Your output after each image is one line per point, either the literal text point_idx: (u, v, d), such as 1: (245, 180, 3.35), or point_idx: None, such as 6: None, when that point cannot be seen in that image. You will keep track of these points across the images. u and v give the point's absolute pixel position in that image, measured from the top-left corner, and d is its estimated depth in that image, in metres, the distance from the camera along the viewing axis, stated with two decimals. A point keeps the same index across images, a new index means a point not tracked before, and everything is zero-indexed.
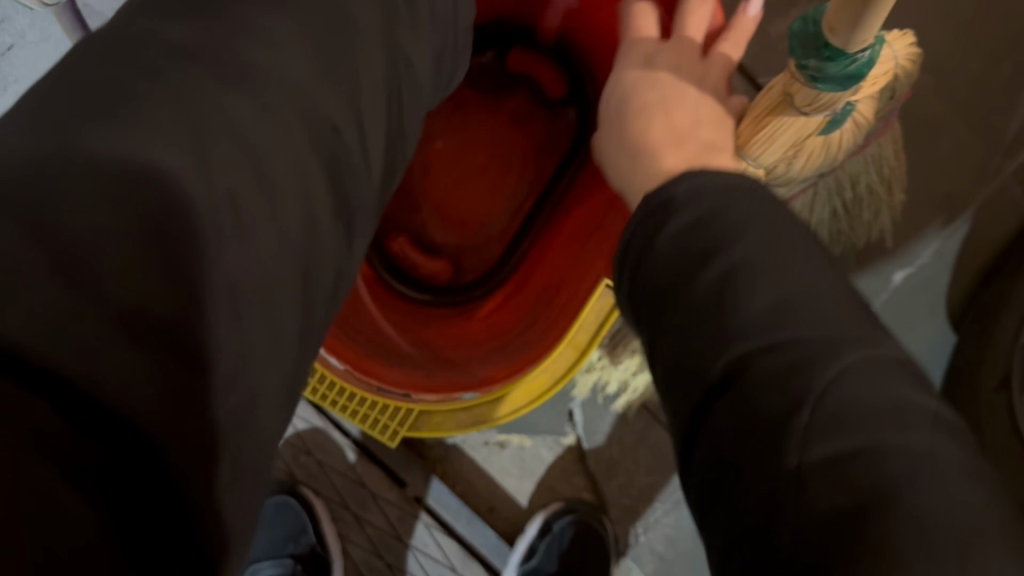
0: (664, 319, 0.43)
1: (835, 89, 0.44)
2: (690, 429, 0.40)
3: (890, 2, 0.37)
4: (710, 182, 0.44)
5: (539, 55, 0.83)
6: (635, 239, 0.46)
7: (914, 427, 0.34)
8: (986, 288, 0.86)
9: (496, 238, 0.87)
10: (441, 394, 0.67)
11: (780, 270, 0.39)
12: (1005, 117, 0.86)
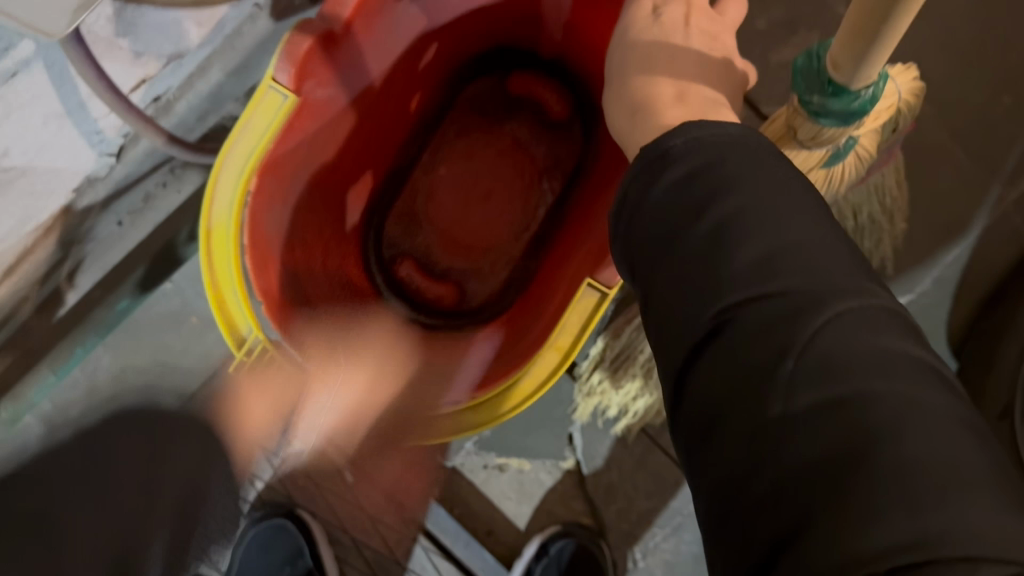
0: (656, 278, 0.39)
1: (838, 123, 0.44)
2: (673, 395, 0.38)
3: (895, 40, 0.37)
4: (710, 129, 0.39)
5: (540, 77, 0.82)
6: (630, 192, 0.41)
7: (902, 376, 0.31)
8: (989, 315, 0.85)
9: (503, 260, 0.83)
10: None
11: (772, 219, 0.35)
12: (1005, 147, 0.87)
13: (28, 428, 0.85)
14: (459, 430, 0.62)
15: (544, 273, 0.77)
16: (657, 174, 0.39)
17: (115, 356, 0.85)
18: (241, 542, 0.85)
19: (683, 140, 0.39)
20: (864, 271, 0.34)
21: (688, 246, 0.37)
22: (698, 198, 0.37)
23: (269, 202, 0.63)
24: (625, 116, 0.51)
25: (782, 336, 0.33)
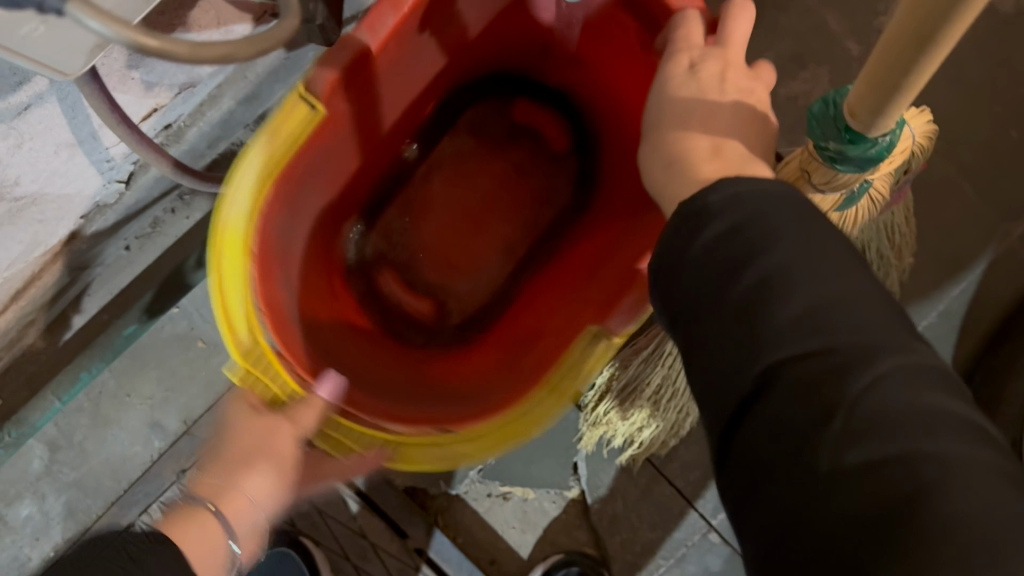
0: (698, 331, 0.41)
1: (855, 170, 0.44)
2: (722, 439, 0.39)
3: (915, 91, 0.37)
4: (748, 188, 0.42)
5: (544, 106, 0.82)
6: (671, 249, 0.43)
7: (947, 434, 0.33)
8: (994, 350, 0.85)
9: (487, 283, 0.81)
10: (414, 426, 0.59)
11: (815, 281, 0.38)
12: (1012, 181, 0.88)
13: (30, 451, 0.84)
14: (447, 460, 0.58)
15: (540, 300, 0.77)
16: (695, 233, 0.42)
17: (120, 381, 0.86)
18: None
19: (718, 199, 0.42)
20: (905, 331, 0.37)
21: (732, 304, 0.40)
22: (740, 255, 0.40)
23: (271, 207, 0.60)
24: (660, 171, 0.51)
25: (832, 392, 0.35)
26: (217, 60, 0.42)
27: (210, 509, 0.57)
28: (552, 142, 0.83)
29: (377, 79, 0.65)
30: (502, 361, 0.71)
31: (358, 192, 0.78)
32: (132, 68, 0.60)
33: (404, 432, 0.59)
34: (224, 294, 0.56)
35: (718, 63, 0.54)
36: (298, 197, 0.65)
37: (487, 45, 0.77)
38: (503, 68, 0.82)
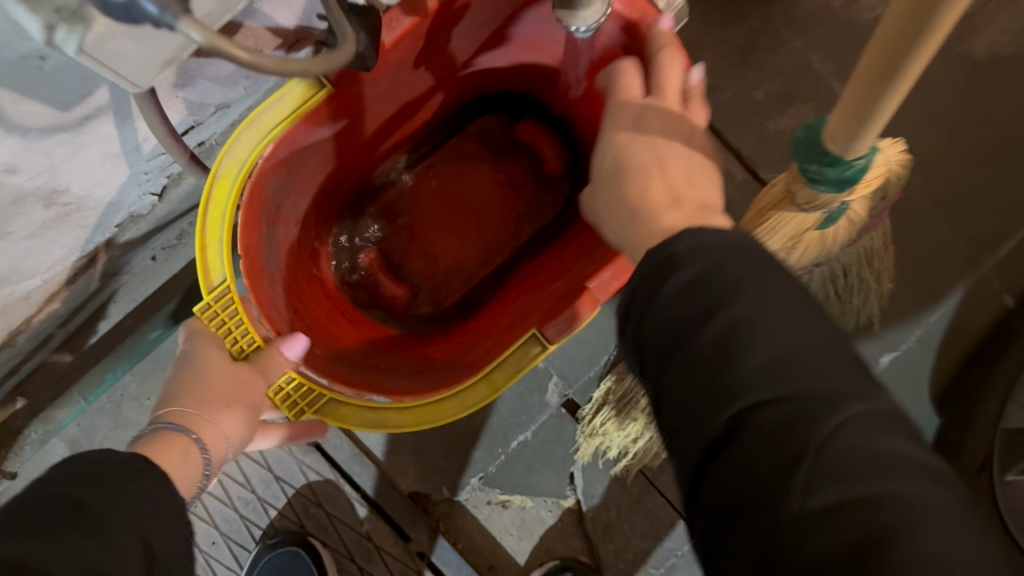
0: (667, 374, 0.43)
1: (834, 189, 0.49)
2: (694, 485, 0.40)
3: (885, 119, 0.43)
4: (712, 238, 0.44)
5: (542, 128, 0.87)
6: (640, 294, 0.45)
7: (910, 478, 0.34)
8: (967, 373, 0.91)
9: (461, 279, 0.88)
10: (355, 390, 0.64)
11: (778, 328, 0.39)
12: (984, 215, 0.94)
13: (52, 450, 0.88)
14: (381, 425, 0.64)
15: (502, 307, 0.81)
16: (659, 284, 0.44)
17: (141, 385, 0.90)
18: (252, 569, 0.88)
19: (684, 247, 0.44)
20: (866, 378, 0.38)
21: (698, 350, 0.41)
22: (702, 303, 0.41)
23: (276, 175, 0.65)
24: (624, 219, 0.56)
25: (800, 434, 0.36)
26: (294, 75, 0.39)
27: (192, 439, 0.57)
28: (546, 164, 0.88)
29: (381, 96, 0.71)
30: (460, 346, 0.77)
31: (346, 189, 0.84)
32: (178, 87, 0.65)
33: (349, 394, 0.64)
34: (205, 242, 0.59)
35: (655, 113, 0.60)
36: (302, 181, 0.71)
37: (491, 71, 0.82)
38: (507, 88, 0.87)
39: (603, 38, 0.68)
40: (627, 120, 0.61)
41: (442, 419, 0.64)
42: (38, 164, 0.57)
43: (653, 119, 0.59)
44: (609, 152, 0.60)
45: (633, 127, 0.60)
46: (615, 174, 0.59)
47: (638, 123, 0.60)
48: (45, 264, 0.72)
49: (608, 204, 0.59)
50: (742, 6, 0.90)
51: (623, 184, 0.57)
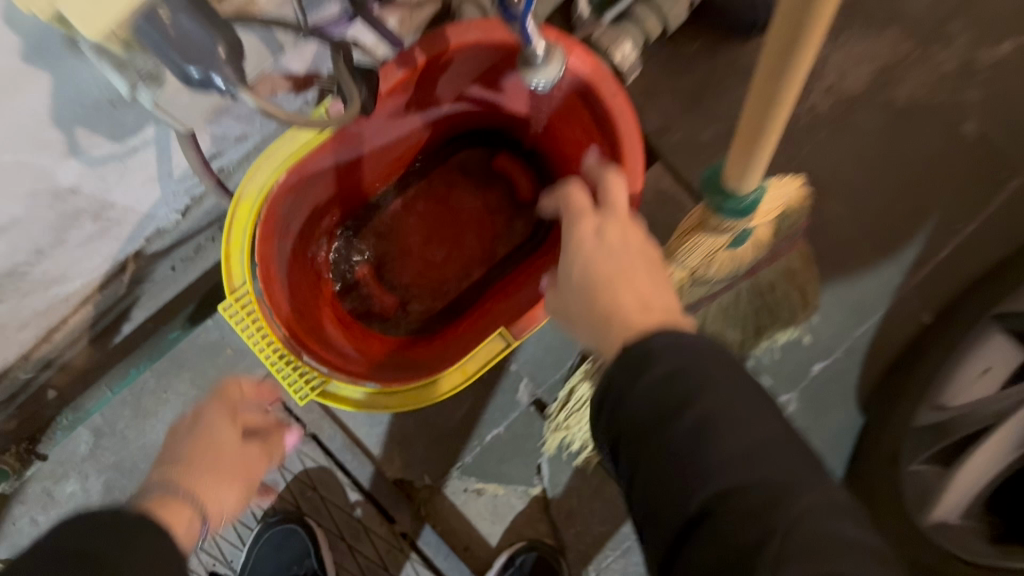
0: (643, 452, 0.55)
1: (734, 217, 0.63)
2: (674, 550, 0.53)
3: (768, 150, 0.55)
4: (675, 341, 0.57)
5: (518, 160, 1.00)
6: (614, 384, 0.58)
7: (853, 555, 0.47)
8: (888, 380, 1.03)
9: (444, 290, 1.00)
10: (352, 375, 0.75)
11: (738, 428, 0.53)
12: (905, 243, 1.06)
13: (78, 437, 1.01)
14: (374, 406, 0.75)
15: (478, 314, 0.93)
16: (637, 373, 0.56)
17: (158, 379, 1.03)
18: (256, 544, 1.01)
19: (659, 345, 0.56)
20: (811, 472, 0.52)
21: (673, 440, 0.54)
22: (675, 397, 0.54)
23: (288, 198, 0.78)
24: (602, 322, 0.63)
25: (769, 521, 0.49)
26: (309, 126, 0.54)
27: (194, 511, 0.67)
28: (520, 192, 1.01)
29: (377, 133, 0.83)
30: (441, 346, 0.88)
31: (344, 211, 0.96)
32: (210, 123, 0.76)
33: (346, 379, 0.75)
34: (230, 252, 0.73)
35: (611, 223, 0.69)
36: (308, 201, 0.84)
37: (473, 112, 0.94)
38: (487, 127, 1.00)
39: (563, 91, 0.81)
40: (585, 231, 0.69)
41: (424, 402, 0.76)
42: (95, 186, 0.68)
43: (610, 229, 0.69)
44: (575, 262, 0.68)
45: (590, 237, 0.68)
46: (584, 279, 0.66)
47: (596, 231, 0.69)
48: (85, 272, 0.84)
49: (583, 310, 0.66)
50: (693, 58, 1.04)
51: (592, 286, 0.65)
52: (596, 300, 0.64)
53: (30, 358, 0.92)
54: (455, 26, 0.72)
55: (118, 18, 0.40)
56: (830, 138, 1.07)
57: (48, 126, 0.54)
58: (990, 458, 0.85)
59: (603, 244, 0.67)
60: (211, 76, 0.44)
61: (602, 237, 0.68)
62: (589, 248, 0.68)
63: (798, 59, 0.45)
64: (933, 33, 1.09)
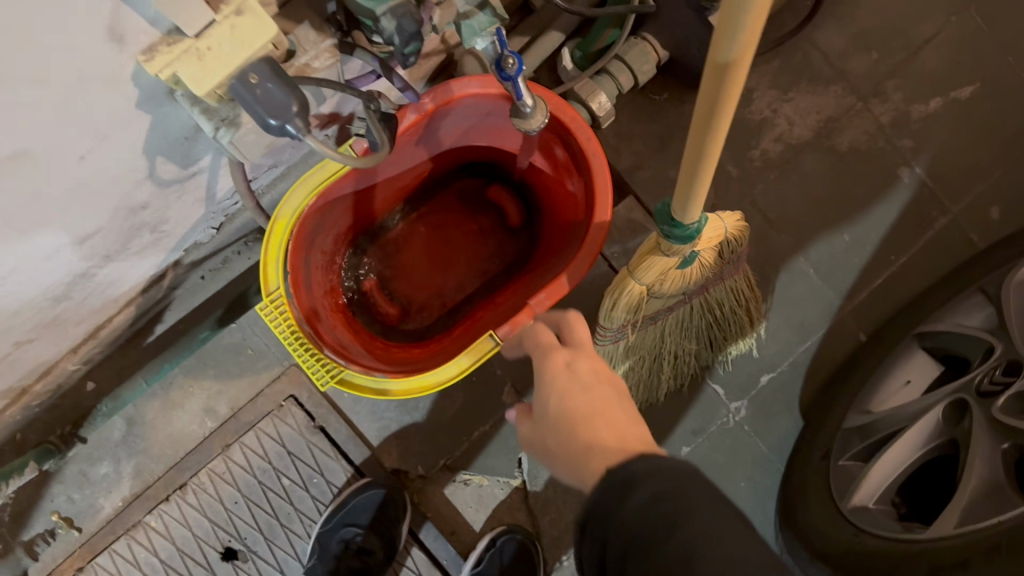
0: (634, 566, 0.57)
1: (681, 243, 0.78)
2: None
3: (703, 194, 0.70)
4: (666, 467, 0.60)
5: (509, 192, 1.15)
6: (605, 501, 0.61)
7: None
8: (826, 390, 1.17)
9: (440, 302, 1.15)
10: (363, 368, 0.89)
11: (719, 544, 0.55)
12: (845, 271, 1.21)
13: (113, 424, 1.13)
14: (383, 392, 0.89)
15: (470, 322, 1.08)
16: (626, 495, 0.60)
17: (186, 375, 1.14)
18: (343, 507, 1.12)
19: (641, 468, 0.61)
20: None
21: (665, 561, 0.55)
22: (661, 519, 0.57)
23: (314, 218, 0.92)
24: (582, 454, 0.65)
25: None
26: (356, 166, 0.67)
27: None
28: (509, 219, 1.16)
29: (390, 166, 0.98)
30: (437, 348, 1.03)
31: (356, 230, 1.11)
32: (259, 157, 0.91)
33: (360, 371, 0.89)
34: (267, 261, 0.88)
35: (582, 357, 0.73)
36: (329, 222, 0.98)
37: (471, 150, 1.09)
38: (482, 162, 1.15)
39: (548, 138, 0.97)
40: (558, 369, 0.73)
41: (427, 391, 0.90)
42: (158, 204, 0.83)
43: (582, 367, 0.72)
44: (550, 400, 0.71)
45: (565, 374, 0.72)
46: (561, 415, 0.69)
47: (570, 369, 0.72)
48: (135, 276, 0.98)
49: (563, 444, 0.67)
50: (661, 107, 1.20)
51: (568, 421, 0.68)
52: (580, 431, 0.66)
53: (77, 352, 1.07)
54: (458, 82, 0.88)
55: (219, 79, 0.56)
56: (779, 179, 1.22)
57: (140, 154, 0.68)
58: (904, 451, 1.00)
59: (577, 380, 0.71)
60: (287, 126, 0.58)
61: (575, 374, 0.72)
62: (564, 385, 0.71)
63: (719, 126, 0.60)
64: (871, 91, 1.24)
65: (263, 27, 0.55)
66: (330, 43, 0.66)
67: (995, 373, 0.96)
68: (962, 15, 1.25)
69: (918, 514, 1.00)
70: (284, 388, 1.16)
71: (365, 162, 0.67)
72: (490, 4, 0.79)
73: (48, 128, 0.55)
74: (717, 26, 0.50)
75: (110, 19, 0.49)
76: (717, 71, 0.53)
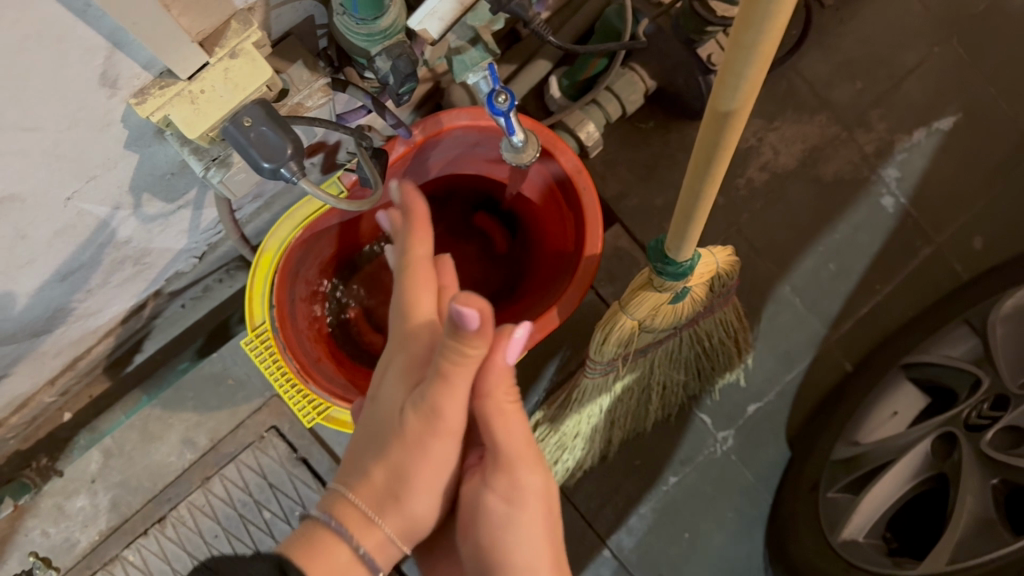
0: None
1: (674, 279, 0.78)
2: None
3: (696, 237, 0.70)
4: None
5: (497, 220, 1.14)
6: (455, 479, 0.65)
7: None
8: (812, 418, 1.16)
9: None
10: (351, 403, 0.87)
11: None
12: (830, 300, 1.21)
13: (90, 457, 1.10)
14: None
15: None
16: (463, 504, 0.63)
17: (165, 408, 1.11)
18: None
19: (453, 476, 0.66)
20: None
21: None
22: None
23: (299, 250, 0.90)
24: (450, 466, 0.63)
25: None
26: (338, 205, 0.66)
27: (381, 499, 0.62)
28: (496, 246, 1.14)
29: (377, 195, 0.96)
30: None
31: (341, 258, 1.09)
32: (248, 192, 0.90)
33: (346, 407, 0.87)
34: (252, 296, 0.87)
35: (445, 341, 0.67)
36: (314, 251, 0.97)
37: (459, 180, 1.08)
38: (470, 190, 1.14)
39: (539, 171, 0.95)
40: (401, 404, 0.63)
41: None
42: (142, 238, 0.82)
43: (449, 411, 0.60)
44: (383, 412, 0.64)
45: (428, 445, 0.61)
46: (393, 471, 0.61)
47: (430, 421, 0.60)
48: (113, 308, 0.96)
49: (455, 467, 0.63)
50: (648, 135, 1.19)
51: (387, 482, 0.61)
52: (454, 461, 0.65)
53: (54, 384, 1.06)
54: (448, 113, 0.86)
55: (215, 122, 0.56)
56: (765, 208, 1.22)
57: (126, 191, 0.67)
58: (895, 483, 1.00)
59: (418, 438, 0.61)
60: (280, 169, 0.58)
61: (408, 427, 0.61)
62: (403, 435, 0.61)
63: (717, 170, 0.59)
64: (855, 120, 1.24)
65: (258, 72, 0.55)
66: (323, 81, 0.64)
67: (983, 407, 0.97)
68: (945, 45, 1.26)
69: (908, 550, 1.02)
70: (266, 419, 1.12)
71: (352, 203, 0.67)
72: (482, 38, 0.78)
73: (35, 168, 0.55)
74: (718, 77, 0.49)
75: (104, 63, 0.49)
76: (716, 119, 0.53)
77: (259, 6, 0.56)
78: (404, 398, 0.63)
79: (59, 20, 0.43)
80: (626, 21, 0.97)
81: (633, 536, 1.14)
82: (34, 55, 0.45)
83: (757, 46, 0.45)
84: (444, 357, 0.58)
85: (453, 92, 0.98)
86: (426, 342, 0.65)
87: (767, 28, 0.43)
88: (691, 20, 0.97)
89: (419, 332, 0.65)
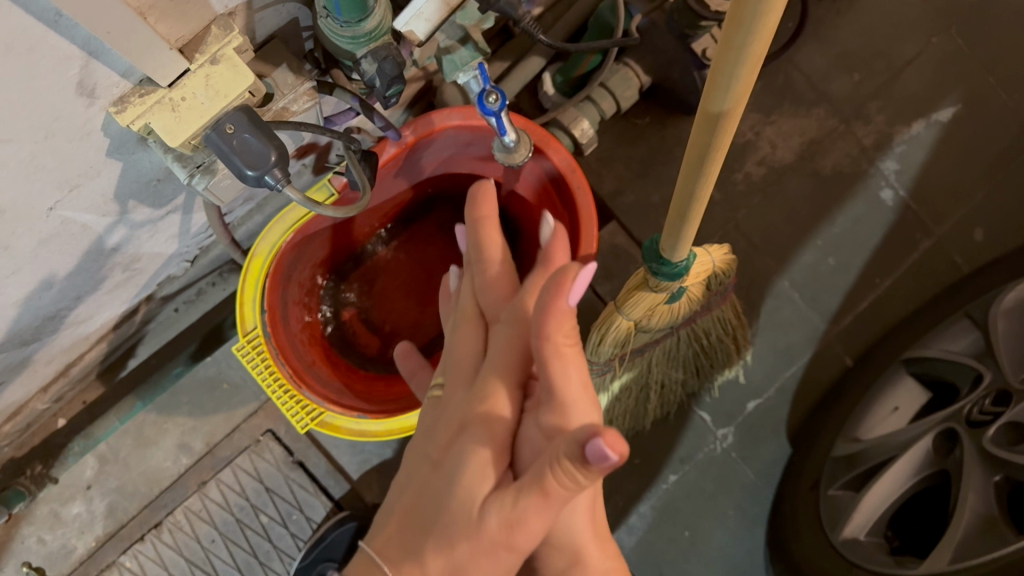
0: None
1: (669, 279, 0.77)
2: None
3: (691, 237, 0.69)
4: None
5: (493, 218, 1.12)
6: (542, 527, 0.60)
7: None
8: (813, 415, 1.15)
9: (422, 331, 1.10)
10: (343, 409, 0.86)
11: None
12: (829, 295, 1.20)
13: (85, 463, 1.09)
14: (363, 433, 0.86)
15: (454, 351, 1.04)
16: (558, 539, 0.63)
17: (159, 413, 1.11)
18: (323, 540, 1.07)
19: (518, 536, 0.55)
20: None
21: None
22: None
23: (291, 252, 0.89)
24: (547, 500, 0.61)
25: None
26: (324, 211, 0.65)
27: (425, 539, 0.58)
28: None
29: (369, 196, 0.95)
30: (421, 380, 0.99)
31: (335, 259, 1.07)
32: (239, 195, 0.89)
33: (339, 413, 0.87)
34: (243, 301, 0.86)
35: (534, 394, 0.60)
36: (306, 253, 0.96)
37: (453, 179, 1.06)
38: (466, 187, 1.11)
39: (534, 170, 0.94)
40: (487, 486, 0.55)
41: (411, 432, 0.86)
42: (131, 244, 0.81)
43: (536, 525, 0.53)
44: (448, 497, 0.56)
45: (501, 555, 0.54)
46: (453, 567, 0.55)
47: (512, 529, 0.53)
48: (105, 314, 0.95)
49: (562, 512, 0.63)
50: (644, 131, 1.18)
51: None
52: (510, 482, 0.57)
53: (47, 391, 1.05)
54: (439, 113, 0.85)
55: (196, 130, 0.55)
56: (763, 202, 1.20)
57: (111, 199, 0.66)
58: (896, 480, 0.99)
59: (494, 542, 0.54)
60: (264, 176, 0.58)
61: (486, 529, 0.53)
62: (478, 536, 0.54)
63: (710, 169, 0.58)
64: (854, 113, 1.23)
65: (239, 78, 0.54)
66: (308, 86, 0.63)
67: (984, 402, 0.95)
68: (943, 35, 1.25)
69: (909, 547, 1.01)
70: (262, 423, 1.12)
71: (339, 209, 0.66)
72: (472, 38, 0.76)
73: (15, 179, 0.54)
74: (708, 78, 0.48)
75: (80, 73, 0.48)
76: (708, 120, 0.52)
77: (239, 10, 0.55)
78: (486, 490, 0.55)
79: (28, 30, 0.42)
80: (618, 16, 0.95)
81: (633, 535, 1.13)
82: (6, 67, 0.44)
83: (746, 45, 0.44)
84: (550, 475, 0.50)
85: (446, 91, 0.97)
86: (508, 399, 0.60)
87: (757, 29, 0.42)
88: (685, 15, 0.96)
89: (502, 390, 0.60)
